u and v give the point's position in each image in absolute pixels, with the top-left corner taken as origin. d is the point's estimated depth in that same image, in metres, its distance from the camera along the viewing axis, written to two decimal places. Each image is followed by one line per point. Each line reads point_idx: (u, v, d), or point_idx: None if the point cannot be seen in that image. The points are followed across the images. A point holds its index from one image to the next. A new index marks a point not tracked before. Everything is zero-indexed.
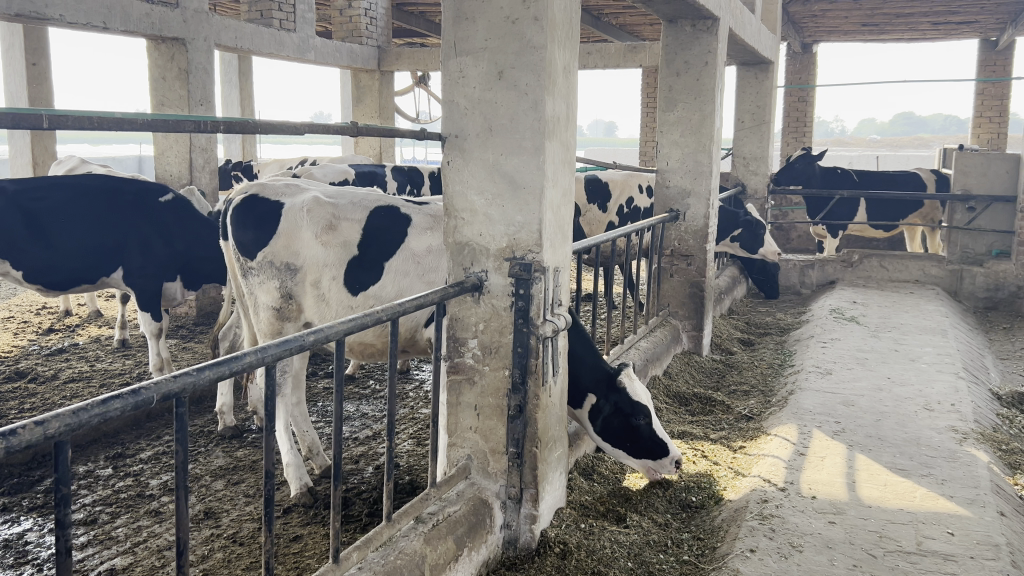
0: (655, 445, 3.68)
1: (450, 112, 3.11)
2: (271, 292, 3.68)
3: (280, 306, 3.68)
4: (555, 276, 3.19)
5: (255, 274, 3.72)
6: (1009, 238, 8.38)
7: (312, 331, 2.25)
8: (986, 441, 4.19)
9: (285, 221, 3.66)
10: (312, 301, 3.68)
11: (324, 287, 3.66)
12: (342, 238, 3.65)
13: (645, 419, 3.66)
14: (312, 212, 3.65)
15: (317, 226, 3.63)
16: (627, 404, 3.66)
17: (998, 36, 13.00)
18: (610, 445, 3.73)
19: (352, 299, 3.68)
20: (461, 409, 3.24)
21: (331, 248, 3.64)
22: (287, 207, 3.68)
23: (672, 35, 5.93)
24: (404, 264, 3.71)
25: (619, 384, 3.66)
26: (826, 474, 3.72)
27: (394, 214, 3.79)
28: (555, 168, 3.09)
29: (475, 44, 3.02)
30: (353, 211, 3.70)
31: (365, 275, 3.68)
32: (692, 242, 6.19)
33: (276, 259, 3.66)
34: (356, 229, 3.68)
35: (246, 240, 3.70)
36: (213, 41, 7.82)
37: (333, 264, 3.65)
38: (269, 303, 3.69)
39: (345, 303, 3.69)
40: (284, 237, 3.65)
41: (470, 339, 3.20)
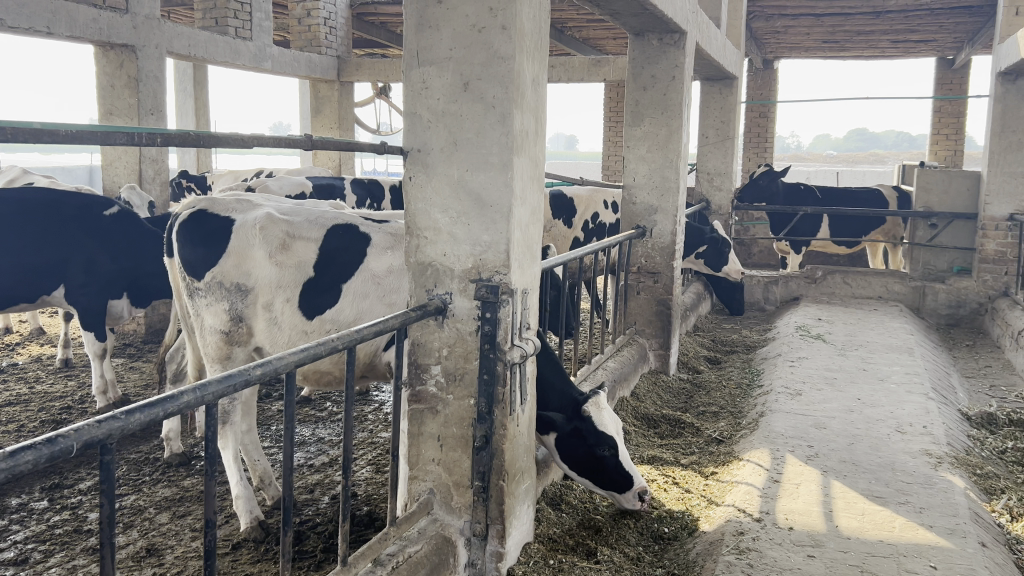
0: (620, 480, 3.51)
1: (412, 125, 2.93)
2: (219, 314, 3.44)
3: (229, 329, 3.44)
4: (523, 298, 3.02)
5: (202, 295, 3.47)
6: (970, 255, 8.43)
7: (259, 364, 2.05)
8: (961, 466, 4.11)
9: (235, 239, 3.44)
10: (263, 324, 3.45)
11: (276, 310, 3.44)
12: (296, 258, 3.45)
13: (612, 450, 3.50)
14: (266, 230, 3.43)
15: (269, 245, 3.42)
16: (592, 432, 3.49)
17: (955, 54, 13.20)
18: (576, 473, 3.59)
19: (306, 323, 3.48)
20: (424, 440, 3.05)
21: (285, 269, 3.43)
22: (238, 224, 3.46)
23: (639, 49, 5.82)
24: (362, 286, 3.54)
25: (585, 412, 3.50)
26: (803, 503, 3.58)
27: (352, 233, 3.60)
28: (523, 185, 2.93)
29: (439, 53, 2.84)
30: (309, 230, 3.51)
31: (321, 297, 3.49)
32: (659, 259, 6.06)
33: (225, 279, 3.42)
34: (311, 249, 3.48)
35: (193, 259, 3.45)
36: (165, 49, 7.55)
37: (287, 286, 3.44)
38: (216, 326, 3.45)
39: (298, 327, 3.48)
40: (234, 256, 3.42)
41: (433, 364, 3.01)
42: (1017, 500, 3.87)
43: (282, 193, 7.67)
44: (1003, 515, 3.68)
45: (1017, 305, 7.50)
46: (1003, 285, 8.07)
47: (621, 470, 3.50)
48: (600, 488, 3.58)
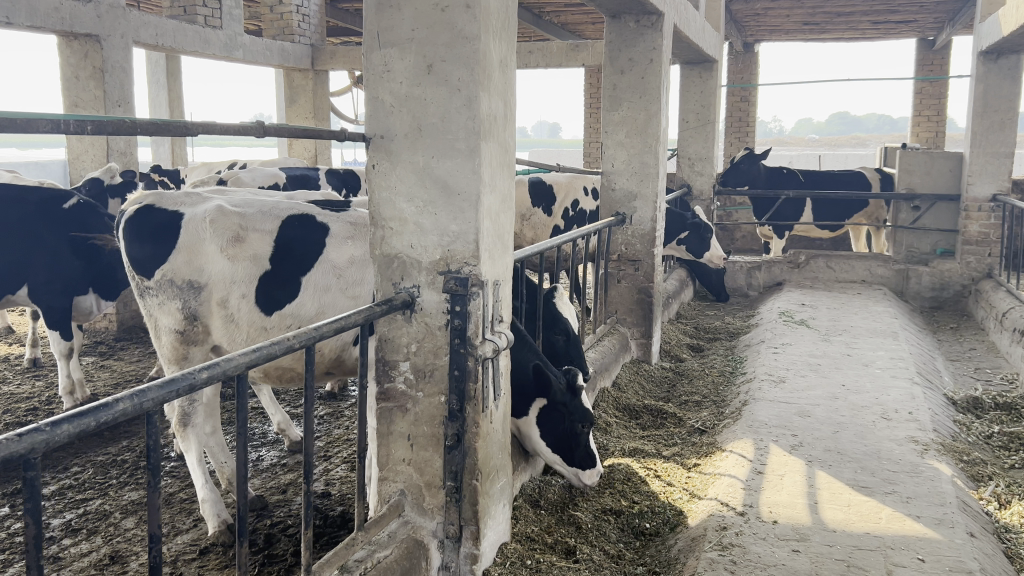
0: (587, 457, 3.64)
1: (374, 111, 2.79)
2: (173, 313, 3.28)
3: (184, 328, 3.29)
4: (494, 290, 2.89)
5: (153, 294, 3.30)
6: (953, 237, 8.37)
7: (205, 366, 1.92)
8: (948, 453, 4.03)
9: (185, 235, 3.29)
10: (220, 322, 3.32)
11: (232, 307, 3.31)
12: (250, 251, 3.31)
13: (587, 428, 3.63)
14: (216, 223, 3.30)
15: (222, 238, 3.28)
16: (577, 410, 3.59)
17: (936, 35, 13.14)
18: (547, 449, 3.63)
19: (265, 319, 3.35)
20: (393, 439, 2.93)
21: (239, 263, 3.29)
22: (187, 219, 3.32)
23: (616, 31, 5.70)
24: (321, 276, 3.42)
25: (576, 389, 3.58)
26: (787, 495, 3.49)
27: (308, 224, 3.49)
28: (492, 172, 2.81)
29: (401, 34, 2.71)
30: (262, 221, 3.38)
31: (281, 291, 3.37)
32: (639, 246, 5.94)
33: (177, 277, 3.26)
34: (265, 241, 3.35)
35: (141, 257, 3.30)
36: (131, 38, 7.36)
37: (243, 280, 3.30)
38: (171, 325, 3.29)
39: (257, 324, 3.35)
40: (185, 252, 3.27)
41: (401, 361, 2.89)
42: (1004, 486, 3.80)
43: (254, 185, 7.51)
44: (991, 503, 3.60)
45: (1001, 287, 7.45)
46: (987, 267, 8.02)
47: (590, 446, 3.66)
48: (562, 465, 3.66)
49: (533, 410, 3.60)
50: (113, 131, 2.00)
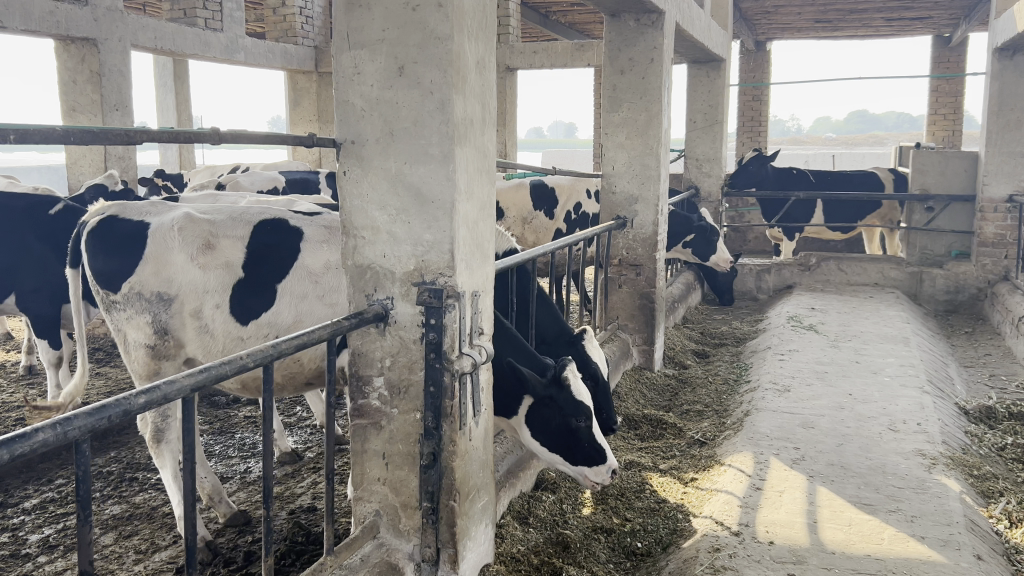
0: (593, 452, 3.28)
1: (344, 115, 2.67)
2: (142, 328, 3.20)
3: (155, 343, 3.20)
4: (472, 302, 2.76)
5: (120, 308, 3.22)
6: (969, 238, 8.17)
7: (144, 390, 1.80)
8: (958, 467, 3.86)
9: (150, 245, 3.21)
10: (194, 333, 3.25)
11: (206, 317, 3.24)
12: (222, 258, 3.25)
13: (584, 422, 3.27)
14: (184, 231, 3.24)
15: (191, 246, 3.22)
16: (570, 403, 3.26)
17: (953, 32, 12.90)
18: (547, 449, 3.35)
19: (241, 329, 3.29)
20: (368, 457, 2.82)
21: (210, 271, 3.23)
22: (153, 227, 3.25)
23: (615, 30, 5.58)
24: (299, 284, 3.35)
25: (563, 381, 3.26)
26: (785, 513, 3.34)
27: (282, 228, 3.43)
28: (469, 178, 2.67)
29: (371, 35, 2.59)
30: (233, 228, 3.31)
31: (253, 298, 3.29)
32: (641, 251, 5.79)
33: (144, 289, 3.18)
34: (238, 248, 3.29)
35: (106, 270, 3.21)
36: (130, 42, 7.30)
37: (216, 290, 3.24)
38: (141, 340, 3.21)
39: (233, 335, 3.29)
40: (152, 262, 3.19)
41: (375, 376, 2.77)
42: (1016, 503, 3.62)
43: (253, 189, 7.59)
44: (1001, 521, 3.43)
45: (1018, 290, 7.24)
46: (1004, 269, 7.80)
47: (594, 441, 3.28)
48: (567, 464, 3.34)
49: (523, 409, 3.37)
50: (39, 141, 1.88)
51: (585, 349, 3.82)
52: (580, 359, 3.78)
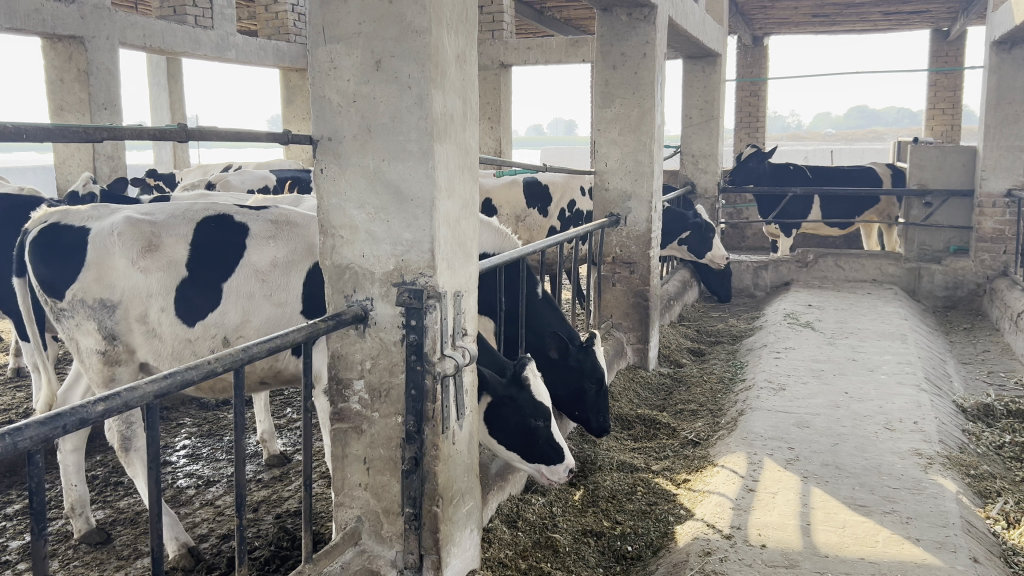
0: (549, 452, 3.30)
1: (320, 112, 2.61)
2: (91, 334, 3.16)
3: (105, 349, 3.17)
4: (455, 303, 2.69)
5: (67, 316, 3.17)
6: (967, 234, 8.10)
7: (102, 398, 1.74)
8: (954, 467, 3.79)
9: (92, 251, 3.15)
10: (141, 337, 3.23)
11: (152, 321, 3.22)
12: (165, 258, 3.22)
13: (543, 422, 3.25)
14: (125, 235, 3.18)
15: (134, 249, 3.18)
16: (529, 403, 3.22)
17: (951, 25, 12.82)
18: (502, 447, 3.30)
19: (188, 331, 3.28)
20: (348, 463, 2.75)
21: (152, 274, 3.20)
22: (93, 233, 3.19)
23: (607, 25, 5.52)
24: (245, 283, 3.33)
25: (523, 380, 3.20)
26: (778, 516, 3.27)
27: (226, 224, 3.39)
28: (450, 175, 2.60)
29: (347, 29, 2.52)
30: (176, 227, 3.29)
31: (199, 295, 3.28)
32: (635, 248, 5.72)
33: (87, 296, 3.14)
34: (181, 247, 3.27)
35: (49, 278, 3.15)
36: (117, 40, 7.24)
37: (160, 293, 3.22)
38: (90, 346, 3.18)
39: (181, 337, 3.28)
40: (94, 268, 3.14)
41: (355, 379, 2.70)
42: (1014, 504, 3.55)
43: (243, 188, 7.53)
44: (998, 522, 3.37)
45: (1017, 285, 7.18)
46: (1003, 264, 7.75)
47: (551, 440, 3.30)
48: (522, 462, 3.32)
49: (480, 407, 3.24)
50: None
51: (591, 356, 3.90)
52: (585, 368, 3.89)
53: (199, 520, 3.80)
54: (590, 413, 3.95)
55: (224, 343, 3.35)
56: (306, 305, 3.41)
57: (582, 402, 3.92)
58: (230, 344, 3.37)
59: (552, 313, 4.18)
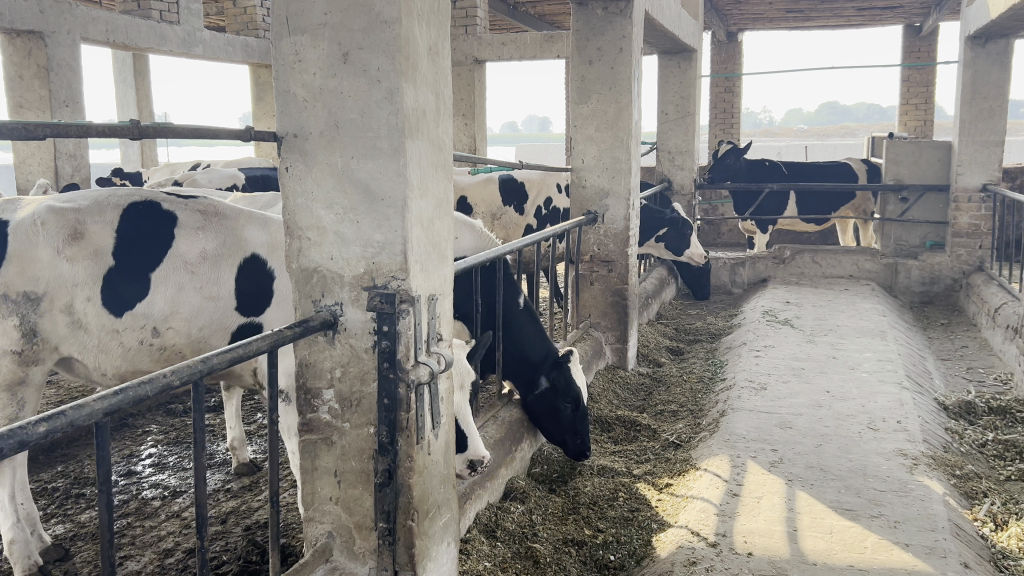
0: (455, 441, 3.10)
1: (285, 106, 2.47)
2: (8, 333, 2.98)
3: (23, 349, 3.00)
4: (429, 307, 2.56)
5: None
6: (943, 229, 8.08)
7: (45, 417, 1.60)
8: (940, 467, 3.73)
9: (13, 241, 2.98)
10: (66, 330, 3.10)
11: (78, 312, 3.10)
12: (91, 247, 3.11)
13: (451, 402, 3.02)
14: (47, 223, 3.04)
15: (58, 237, 3.05)
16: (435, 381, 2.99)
17: (923, 21, 12.87)
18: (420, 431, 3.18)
19: (116, 321, 3.16)
20: (318, 476, 2.63)
21: (78, 264, 3.08)
22: (14, 224, 3.02)
23: (583, 20, 5.42)
24: (174, 274, 3.23)
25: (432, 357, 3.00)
26: (764, 521, 3.18)
27: (153, 211, 3.27)
28: (423, 173, 2.48)
29: (312, 19, 2.39)
30: (100, 213, 3.18)
31: (127, 285, 3.17)
32: (613, 246, 5.62)
33: (9, 290, 2.95)
34: (107, 234, 3.16)
35: None
36: (78, 35, 7.05)
37: (87, 283, 3.10)
38: (5, 346, 2.99)
39: (108, 329, 3.16)
40: (17, 262, 2.96)
41: (325, 388, 2.57)
42: (1001, 504, 3.50)
43: (211, 186, 7.35)
44: (986, 524, 3.31)
45: (993, 280, 7.18)
46: (978, 259, 7.75)
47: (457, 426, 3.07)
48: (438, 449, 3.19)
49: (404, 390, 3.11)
50: None
51: (569, 375, 3.92)
52: (563, 386, 3.91)
53: (164, 534, 3.64)
54: (565, 435, 3.94)
55: (154, 333, 3.22)
56: (240, 300, 3.29)
57: (559, 424, 3.92)
58: (160, 335, 3.24)
59: (534, 323, 4.02)
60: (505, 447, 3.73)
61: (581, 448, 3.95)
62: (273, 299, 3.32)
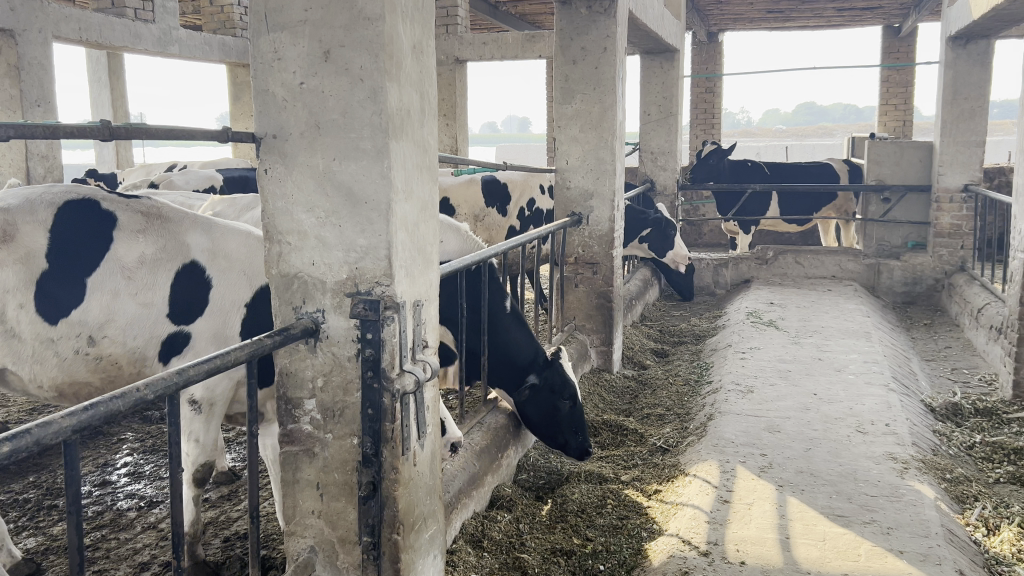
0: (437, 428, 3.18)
1: (263, 106, 2.38)
2: None
3: None
4: (414, 313, 2.48)
5: None
6: (925, 229, 8.09)
7: (6, 438, 1.49)
8: (930, 471, 3.70)
9: None
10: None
11: (10, 320, 2.89)
12: (22, 250, 2.87)
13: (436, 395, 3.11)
14: None
15: None
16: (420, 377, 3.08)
17: (902, 22, 12.93)
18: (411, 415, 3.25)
19: (51, 329, 2.94)
20: (300, 489, 2.53)
21: (7, 268, 2.84)
22: None
23: (566, 19, 5.35)
24: (108, 279, 2.97)
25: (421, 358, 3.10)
26: (756, 529, 3.13)
27: (91, 210, 3.01)
28: (408, 175, 2.40)
29: (292, 16, 2.30)
30: (33, 211, 2.91)
31: (60, 291, 2.93)
32: (597, 248, 5.56)
33: None
34: (39, 235, 2.90)
35: None
36: (50, 33, 6.90)
37: (17, 288, 2.87)
38: None
39: (42, 336, 2.94)
40: None
41: (306, 399, 2.48)
42: (992, 509, 3.47)
43: (188, 187, 7.23)
44: (978, 529, 3.27)
45: (975, 281, 7.19)
46: (960, 259, 7.77)
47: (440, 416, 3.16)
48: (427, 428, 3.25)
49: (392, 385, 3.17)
50: None
51: (563, 371, 3.90)
52: (559, 383, 3.88)
53: (140, 546, 3.53)
54: (567, 434, 3.91)
55: (90, 342, 2.98)
56: (172, 308, 3.05)
57: (557, 422, 3.88)
58: (96, 344, 2.99)
59: (519, 325, 3.94)
60: (491, 453, 3.66)
61: (583, 445, 3.93)
62: (204, 310, 3.08)
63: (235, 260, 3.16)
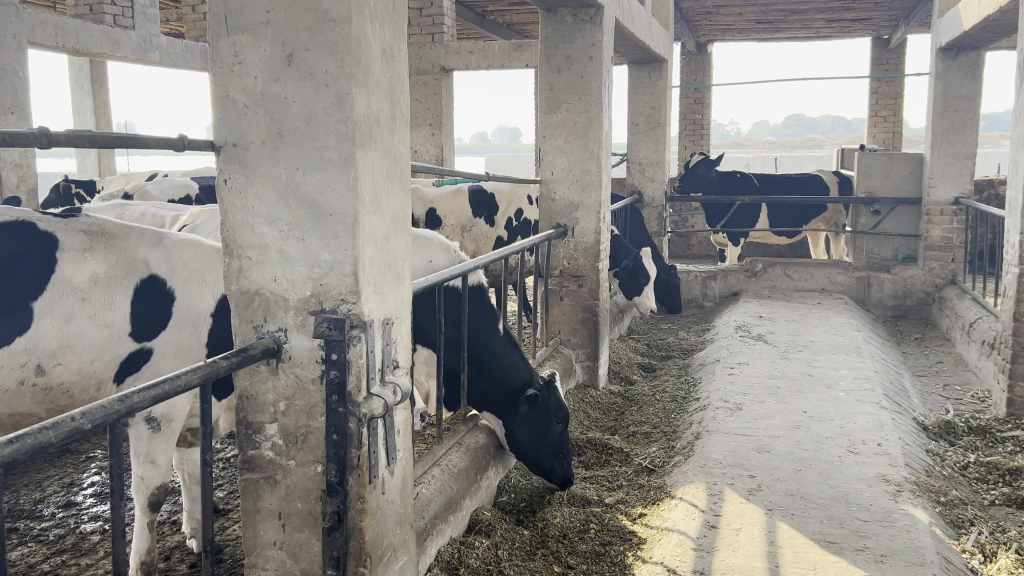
0: None
1: (222, 112, 2.23)
2: None
3: None
4: (382, 333, 2.34)
5: None
6: (915, 242, 8.03)
7: None
8: (924, 494, 3.57)
9: None
10: None
11: None
12: None
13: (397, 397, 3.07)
14: None
15: None
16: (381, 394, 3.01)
17: (892, 33, 12.91)
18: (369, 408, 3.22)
19: None
20: (260, 518, 2.38)
21: None
22: None
23: (552, 27, 5.24)
24: (61, 303, 2.72)
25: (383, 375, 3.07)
26: (743, 557, 3.00)
27: (27, 232, 2.72)
28: (377, 186, 2.26)
29: (254, 17, 2.17)
30: None
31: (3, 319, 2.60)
32: (583, 261, 5.43)
33: None
34: None
35: None
36: (25, 39, 6.74)
37: None
38: None
39: None
40: None
41: (268, 423, 2.33)
42: (989, 534, 3.34)
43: (164, 197, 7.06)
44: (975, 556, 3.14)
45: (966, 295, 7.08)
46: (951, 272, 7.68)
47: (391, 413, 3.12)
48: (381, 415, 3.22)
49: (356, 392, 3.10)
50: None
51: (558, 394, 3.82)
52: (553, 406, 3.78)
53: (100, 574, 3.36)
54: (551, 460, 3.79)
55: (39, 372, 2.71)
56: (134, 326, 2.91)
57: (546, 445, 3.77)
58: (45, 373, 2.73)
59: (510, 348, 3.80)
60: (470, 475, 3.52)
61: (569, 473, 3.81)
62: (170, 322, 2.99)
63: (194, 270, 3.07)
